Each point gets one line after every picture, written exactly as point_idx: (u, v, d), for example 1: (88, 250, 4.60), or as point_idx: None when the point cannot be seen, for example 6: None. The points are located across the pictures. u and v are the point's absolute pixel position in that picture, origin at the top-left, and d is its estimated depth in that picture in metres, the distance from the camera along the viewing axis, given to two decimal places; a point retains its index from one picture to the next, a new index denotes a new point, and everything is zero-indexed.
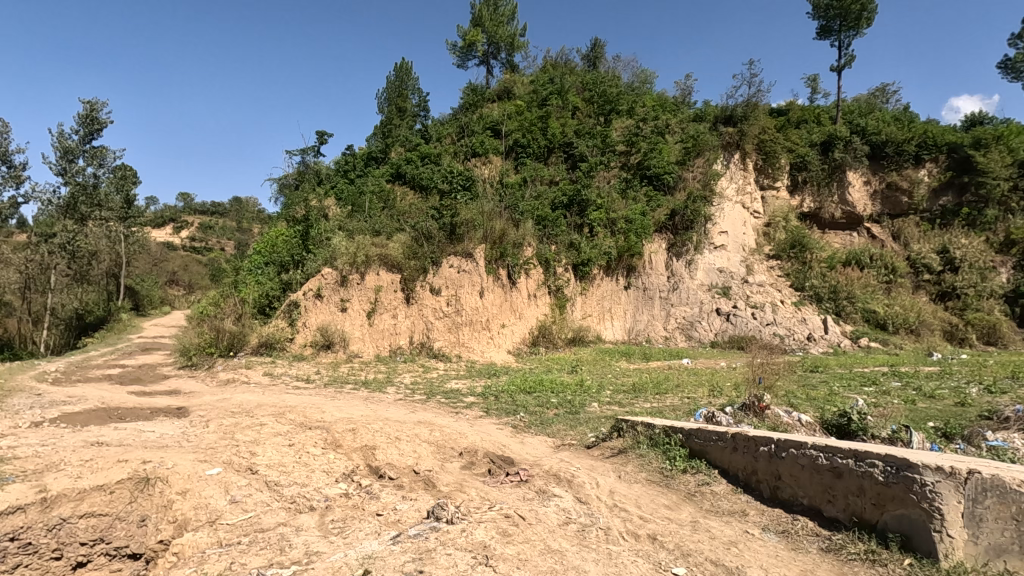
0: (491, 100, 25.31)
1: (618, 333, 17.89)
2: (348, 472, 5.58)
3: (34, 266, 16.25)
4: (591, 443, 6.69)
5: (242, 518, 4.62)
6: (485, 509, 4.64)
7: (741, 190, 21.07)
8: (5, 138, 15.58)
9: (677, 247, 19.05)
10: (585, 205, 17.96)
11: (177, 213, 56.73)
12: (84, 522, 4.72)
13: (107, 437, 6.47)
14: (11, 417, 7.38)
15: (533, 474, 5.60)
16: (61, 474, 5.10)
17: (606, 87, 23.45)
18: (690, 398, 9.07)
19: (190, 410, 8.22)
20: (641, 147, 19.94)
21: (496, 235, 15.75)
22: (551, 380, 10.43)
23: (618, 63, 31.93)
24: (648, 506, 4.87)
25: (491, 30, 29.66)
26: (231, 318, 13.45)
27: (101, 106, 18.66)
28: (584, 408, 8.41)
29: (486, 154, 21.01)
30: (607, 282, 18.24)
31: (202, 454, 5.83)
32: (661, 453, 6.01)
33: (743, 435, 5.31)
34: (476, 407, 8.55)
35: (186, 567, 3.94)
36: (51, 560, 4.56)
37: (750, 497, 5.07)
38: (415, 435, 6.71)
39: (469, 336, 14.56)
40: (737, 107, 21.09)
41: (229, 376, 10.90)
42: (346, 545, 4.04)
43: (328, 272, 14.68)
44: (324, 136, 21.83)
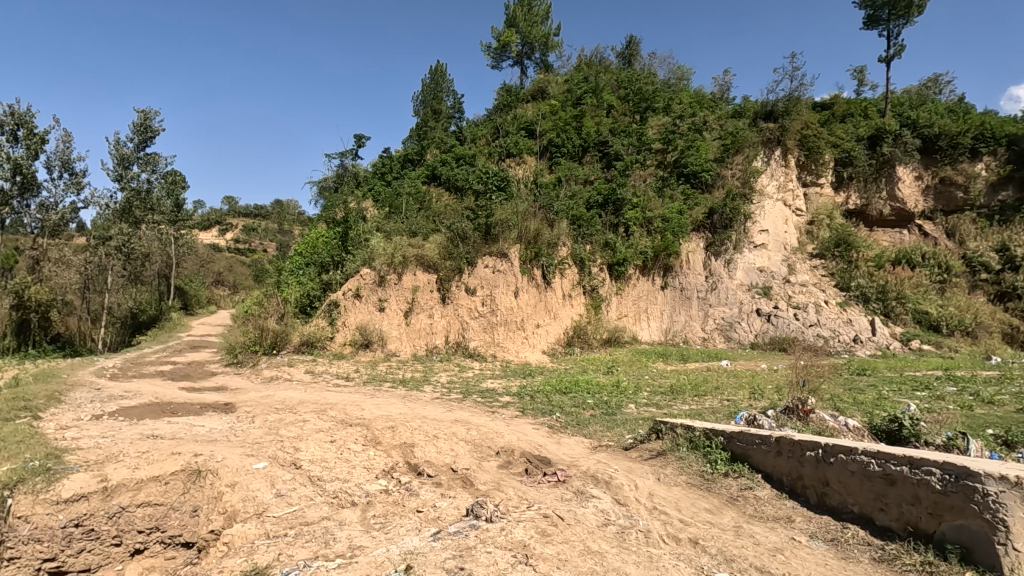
0: (525, 100, 25.30)
1: (654, 333, 17.61)
2: (388, 469, 5.67)
3: (93, 267, 17.55)
4: (629, 444, 6.61)
5: (288, 511, 4.75)
6: (523, 508, 4.65)
7: (783, 187, 20.47)
8: (68, 147, 16.47)
9: (716, 246, 18.64)
10: (621, 204, 17.85)
11: (223, 215, 58.85)
12: (141, 511, 4.94)
13: (161, 430, 6.77)
14: (75, 410, 7.83)
15: (571, 475, 5.58)
16: (121, 465, 5.37)
17: (641, 84, 23.19)
18: (731, 401, 8.88)
19: (237, 405, 8.52)
20: (678, 145, 19.59)
21: (530, 235, 15.78)
22: (587, 380, 10.36)
23: (655, 60, 31.56)
24: (688, 510, 4.78)
25: (525, 31, 29.68)
26: (274, 318, 13.90)
27: (154, 114, 19.46)
28: (621, 409, 8.33)
29: (521, 154, 21.13)
30: (644, 282, 18.01)
31: (249, 448, 6.04)
32: (702, 456, 5.89)
33: (788, 439, 5.16)
34: (512, 407, 8.55)
35: (237, 558, 4.09)
36: (111, 546, 4.82)
37: (795, 502, 4.92)
38: (452, 433, 6.77)
39: (504, 336, 14.57)
40: (778, 102, 20.53)
41: (273, 374, 11.26)
42: (388, 540, 4.12)
43: (366, 273, 15.06)
44: (362, 139, 22.30)
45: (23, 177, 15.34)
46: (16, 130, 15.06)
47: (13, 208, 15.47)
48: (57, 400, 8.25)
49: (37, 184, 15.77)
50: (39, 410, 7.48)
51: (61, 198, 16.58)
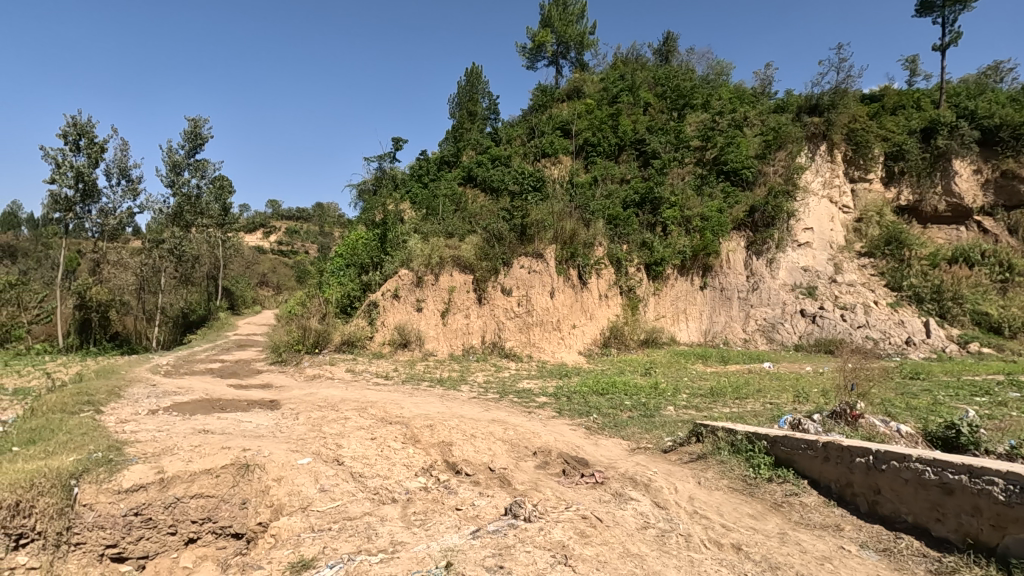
0: (560, 100, 25.21)
1: (693, 334, 17.27)
2: (426, 467, 5.75)
3: (148, 269, 18.33)
4: (668, 447, 6.50)
5: (331, 506, 4.89)
6: (562, 509, 4.65)
7: (829, 183, 19.77)
8: (125, 155, 17.33)
9: (757, 245, 18.15)
10: (658, 203, 17.62)
11: (266, 218, 60.81)
12: (194, 502, 5.11)
13: (211, 426, 7.06)
14: (132, 404, 8.25)
15: (608, 477, 5.54)
16: (176, 458, 5.63)
17: (679, 81, 22.83)
18: (774, 404, 8.64)
19: (282, 402, 8.81)
20: (718, 142, 19.19)
21: (567, 234, 15.72)
22: (624, 381, 10.25)
23: (693, 55, 31.00)
24: (731, 515, 4.67)
25: (561, 31, 29.59)
26: (316, 318, 14.30)
27: (203, 122, 20.28)
28: (660, 411, 8.21)
29: (556, 154, 21.09)
30: (682, 282, 17.69)
31: (294, 444, 6.24)
32: (744, 460, 5.75)
33: (836, 444, 4.98)
34: (548, 408, 8.56)
35: (284, 549, 4.23)
36: (167, 535, 4.98)
37: (844, 510, 4.75)
38: (489, 433, 6.80)
39: (540, 337, 14.54)
40: (824, 95, 19.83)
41: (316, 372, 11.59)
42: (428, 537, 4.18)
43: (404, 274, 15.34)
44: (400, 142, 22.69)
45: (84, 184, 16.21)
46: (79, 140, 15.97)
47: (76, 213, 16.38)
48: (116, 395, 8.69)
49: (97, 191, 16.64)
50: (101, 404, 7.92)
51: (119, 204, 17.43)
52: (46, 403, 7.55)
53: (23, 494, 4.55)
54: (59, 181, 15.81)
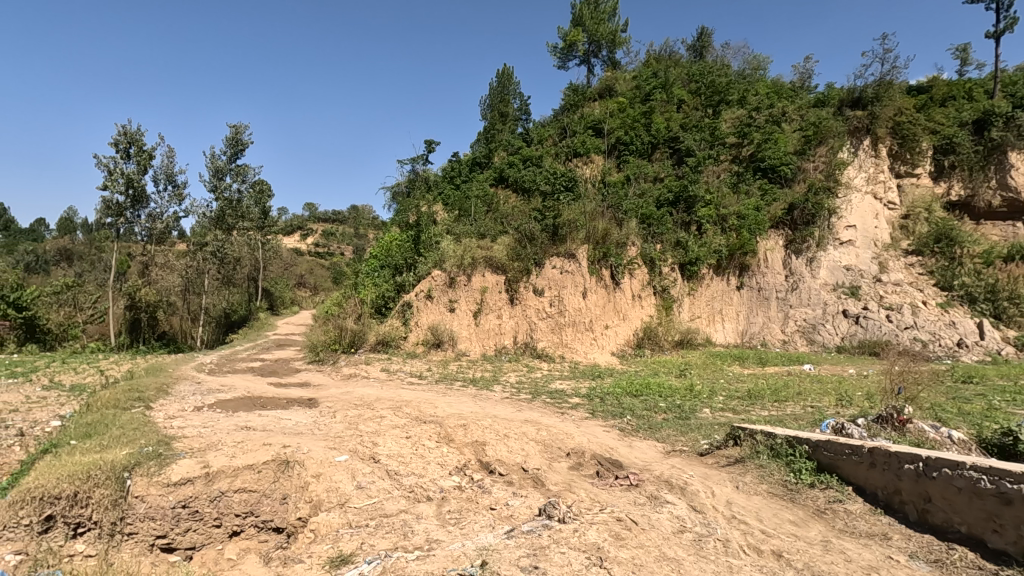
0: (592, 99, 25.05)
1: (729, 335, 16.88)
2: (460, 466, 5.81)
3: (193, 271, 19.01)
4: (704, 450, 6.39)
5: (368, 503, 4.98)
6: (596, 511, 4.61)
7: (873, 179, 19.05)
8: (171, 161, 18.04)
9: (796, 244, 17.63)
10: (693, 201, 17.32)
11: (304, 220, 62.39)
12: (237, 496, 5.26)
13: (253, 423, 7.29)
14: (180, 401, 8.60)
15: (643, 479, 5.47)
16: (220, 453, 5.84)
17: (714, 77, 22.40)
18: (815, 407, 8.37)
19: (319, 401, 9.02)
20: (755, 138, 18.73)
21: (599, 234, 15.62)
22: (658, 383, 10.09)
23: (728, 51, 30.35)
24: (771, 521, 4.55)
25: (592, 29, 29.38)
26: (352, 318, 14.62)
27: (244, 129, 20.94)
28: (695, 414, 8.07)
29: (588, 154, 20.97)
30: (718, 282, 17.31)
31: (332, 441, 6.39)
32: (784, 465, 5.60)
33: (883, 450, 4.81)
34: (582, 408, 8.52)
35: (324, 544, 4.34)
36: (213, 528, 5.14)
37: (892, 519, 4.56)
38: (523, 433, 6.82)
39: (572, 337, 14.43)
40: (868, 87, 19.17)
41: (351, 371, 11.83)
42: (463, 535, 4.21)
43: (437, 274, 15.53)
44: (432, 145, 22.95)
45: (134, 190, 16.97)
46: (129, 148, 16.71)
47: (127, 218, 17.15)
48: (165, 392, 9.07)
49: (146, 196, 17.39)
50: (150, 401, 8.28)
51: (165, 209, 18.14)
52: (101, 399, 7.95)
53: (80, 486, 4.87)
54: (111, 188, 16.60)
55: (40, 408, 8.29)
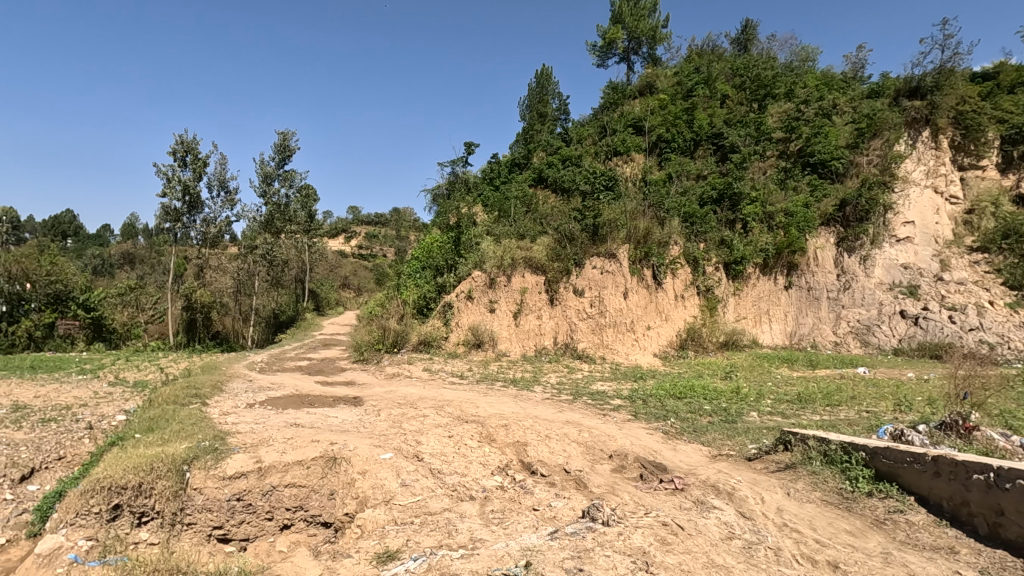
0: (632, 97, 24.73)
1: (777, 337, 16.30)
2: (502, 466, 5.83)
3: (244, 273, 19.63)
4: (752, 455, 6.20)
5: (412, 500, 5.06)
6: (641, 514, 4.54)
7: (933, 172, 18.10)
8: (224, 168, 18.82)
9: (849, 241, 16.90)
10: (737, 198, 16.84)
11: (348, 223, 64.08)
12: (288, 491, 5.44)
13: (303, 420, 7.53)
14: (234, 398, 8.98)
15: (689, 483, 5.35)
16: (271, 449, 6.06)
17: (760, 70, 21.75)
18: (871, 412, 7.99)
19: (364, 399, 9.24)
20: (803, 132, 18.07)
21: (640, 234, 15.37)
22: (702, 385, 9.84)
23: (774, 43, 29.39)
24: (826, 530, 4.37)
25: (632, 26, 28.99)
26: (395, 319, 14.93)
27: (292, 135, 21.66)
28: (742, 417, 7.85)
29: (629, 152, 20.72)
30: (765, 282, 16.75)
31: (377, 439, 6.53)
32: (839, 472, 5.37)
33: (949, 458, 4.55)
34: (624, 410, 8.41)
35: (371, 540, 4.42)
36: (265, 520, 5.32)
37: (959, 532, 4.31)
38: (564, 434, 6.78)
39: (613, 338, 14.24)
40: (926, 76, 18.23)
41: (394, 371, 12.07)
42: (506, 536, 4.21)
43: (478, 275, 15.68)
44: (472, 147, 23.17)
45: (190, 197, 17.79)
46: (185, 156, 17.54)
47: (183, 223, 18.01)
48: (219, 389, 9.49)
49: (201, 202, 18.19)
50: (207, 397, 8.67)
51: (219, 214, 18.94)
52: (162, 395, 8.37)
53: (144, 477, 5.14)
54: (169, 195, 17.47)
55: (107, 402, 8.82)
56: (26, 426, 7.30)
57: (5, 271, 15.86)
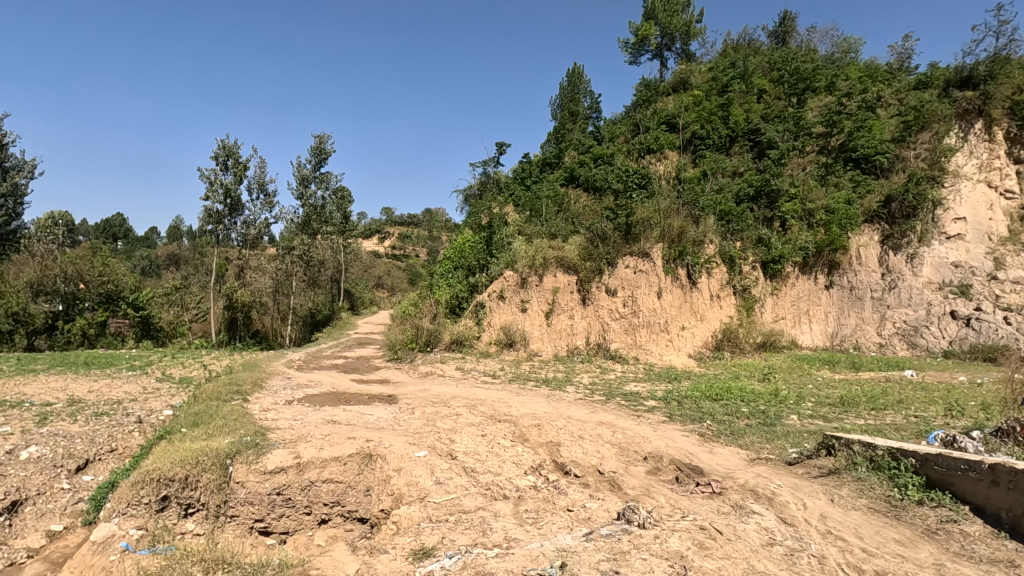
0: (665, 93, 24.38)
1: (817, 338, 15.78)
2: (535, 466, 5.82)
3: (281, 274, 20.24)
4: (793, 459, 6.03)
5: (447, 498, 5.10)
6: (677, 518, 4.46)
7: (986, 166, 17.23)
8: (263, 171, 19.36)
9: (894, 239, 16.26)
10: (775, 195, 16.41)
11: (382, 224, 65.24)
12: (325, 486, 5.57)
13: (339, 417, 7.69)
14: (273, 395, 9.24)
15: (727, 487, 5.23)
16: (310, 445, 6.21)
17: (799, 63, 21.14)
18: (920, 418, 7.65)
19: (399, 398, 9.36)
20: (845, 127, 17.47)
21: (674, 232, 15.11)
22: (739, 387, 9.61)
23: (814, 34, 28.51)
24: (873, 539, 4.21)
25: (665, 22, 28.57)
26: (428, 318, 15.10)
27: (327, 139, 22.15)
28: (781, 421, 7.62)
29: (662, 150, 20.46)
30: (804, 281, 16.25)
31: (411, 437, 6.60)
32: (886, 479, 5.17)
33: (1007, 467, 4.33)
34: (658, 412, 8.29)
35: (406, 536, 4.48)
36: (304, 515, 5.46)
37: (1019, 544, 4.07)
38: (598, 435, 6.72)
39: (646, 338, 14.03)
40: (979, 65, 17.37)
41: (428, 369, 12.20)
42: (541, 536, 4.21)
43: (510, 275, 15.71)
44: (503, 147, 23.25)
45: (231, 199, 18.38)
46: (227, 160, 18.12)
47: (225, 225, 18.62)
48: (259, 386, 9.77)
49: (241, 205, 18.76)
50: (247, 394, 8.94)
51: (258, 216, 19.50)
52: (206, 392, 8.68)
53: (190, 470, 5.35)
54: (211, 198, 18.08)
55: (155, 397, 9.21)
56: (81, 418, 7.68)
57: (61, 271, 16.86)
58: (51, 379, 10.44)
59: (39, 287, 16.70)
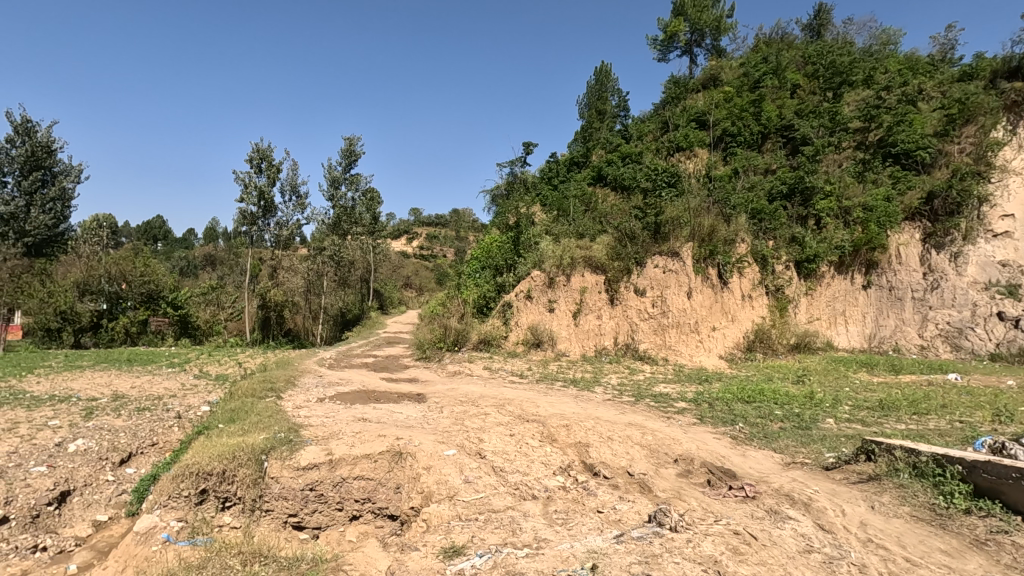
0: (694, 90, 24.02)
1: (854, 339, 15.28)
2: (564, 467, 5.79)
3: (313, 274, 20.65)
4: (830, 464, 5.87)
5: (476, 497, 5.12)
6: (710, 522, 4.38)
7: None
8: (295, 173, 19.77)
9: (937, 237, 15.64)
10: (810, 193, 15.99)
11: (410, 224, 66.00)
12: (356, 483, 5.66)
13: (369, 415, 7.81)
14: (306, 392, 9.44)
15: (761, 492, 5.11)
16: (341, 442, 6.31)
17: (835, 56, 20.56)
18: (965, 423, 7.34)
19: (427, 396, 9.44)
20: (884, 121, 16.91)
21: (704, 231, 14.84)
22: (772, 389, 9.38)
23: (851, 26, 27.65)
24: (917, 548, 4.06)
25: (694, 18, 28.12)
26: (456, 318, 15.19)
27: (357, 140, 22.51)
28: (817, 424, 7.41)
29: (691, 147, 20.18)
30: (840, 281, 15.76)
31: (440, 436, 6.65)
32: (931, 486, 4.98)
33: None
34: (689, 414, 8.15)
35: (437, 534, 4.51)
36: (335, 510, 5.56)
37: None
38: (627, 436, 6.66)
39: (676, 339, 13.82)
40: None
41: (456, 368, 12.27)
42: (571, 536, 4.19)
43: (537, 274, 15.71)
44: (530, 147, 23.25)
45: (265, 201, 18.83)
46: (261, 163, 18.58)
47: (259, 226, 19.09)
48: (292, 384, 9.99)
49: (274, 206, 19.20)
50: (281, 391, 9.15)
51: (290, 217, 19.93)
52: (241, 389, 8.92)
53: (227, 465, 5.50)
54: (246, 200, 18.57)
55: (193, 394, 9.49)
56: (124, 413, 7.98)
57: (105, 272, 17.55)
58: (96, 375, 10.89)
59: (85, 286, 17.44)
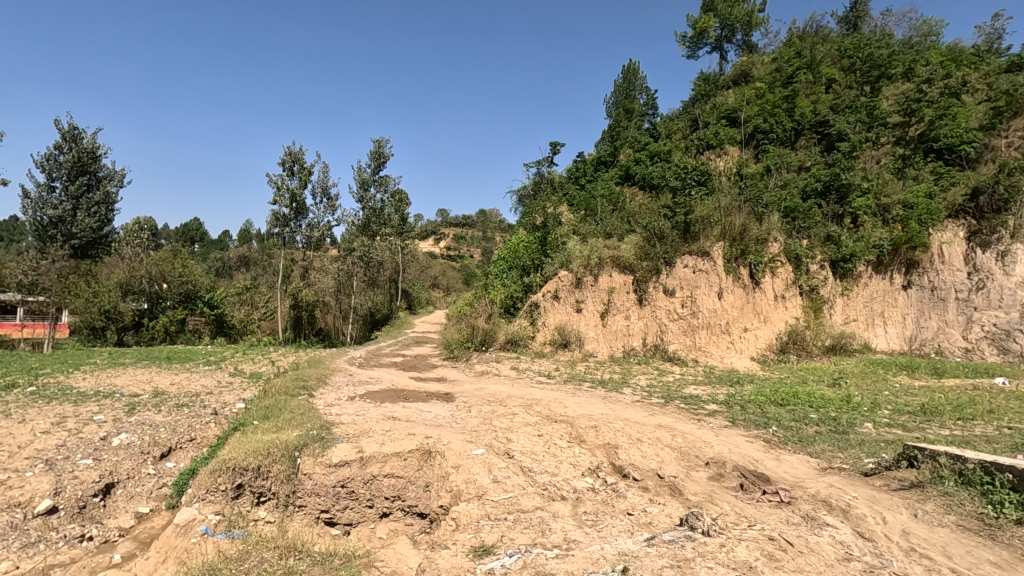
0: (725, 87, 23.63)
1: (893, 341, 14.77)
2: (593, 468, 5.75)
3: (343, 275, 21.02)
4: (869, 470, 5.69)
5: (504, 497, 5.12)
6: (744, 527, 4.29)
7: None
8: (326, 175, 20.15)
9: (982, 235, 14.76)
10: (846, 190, 15.54)
11: (438, 225, 66.63)
12: (386, 480, 5.73)
13: (399, 413, 7.90)
14: (337, 391, 9.62)
15: (796, 497, 4.99)
16: (372, 440, 6.40)
17: (873, 49, 19.96)
18: (1014, 430, 7.01)
19: (456, 396, 9.51)
20: (926, 115, 16.33)
21: (735, 231, 14.55)
22: (807, 392, 9.15)
23: (890, 18, 26.77)
24: (963, 559, 3.89)
25: (725, 13, 27.62)
26: (483, 318, 15.26)
27: (386, 142, 22.83)
28: (854, 429, 7.19)
29: (721, 145, 19.89)
30: (878, 281, 15.27)
31: (468, 435, 6.69)
32: (979, 495, 4.76)
33: None
34: (720, 416, 8.00)
35: (466, 533, 4.53)
36: (366, 507, 5.64)
37: None
38: (657, 438, 6.58)
39: (706, 340, 13.58)
40: None
41: (483, 368, 12.33)
42: (601, 538, 4.16)
43: (565, 275, 15.69)
44: (558, 147, 23.20)
45: (296, 203, 19.24)
46: (293, 166, 19.00)
47: (291, 227, 19.52)
48: (324, 382, 10.19)
49: (306, 208, 19.59)
50: (313, 389, 9.34)
51: (321, 218, 20.32)
52: (274, 387, 9.13)
53: (262, 460, 5.64)
54: (279, 203, 19.01)
55: (229, 391, 9.77)
56: (165, 409, 8.26)
57: (146, 273, 18.22)
58: (138, 372, 11.29)
59: (127, 287, 18.18)
